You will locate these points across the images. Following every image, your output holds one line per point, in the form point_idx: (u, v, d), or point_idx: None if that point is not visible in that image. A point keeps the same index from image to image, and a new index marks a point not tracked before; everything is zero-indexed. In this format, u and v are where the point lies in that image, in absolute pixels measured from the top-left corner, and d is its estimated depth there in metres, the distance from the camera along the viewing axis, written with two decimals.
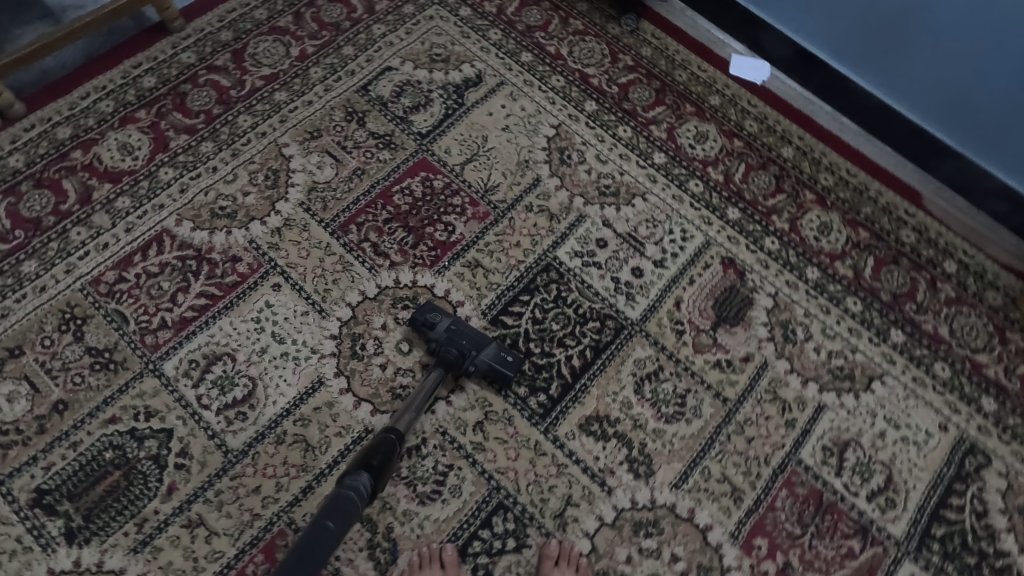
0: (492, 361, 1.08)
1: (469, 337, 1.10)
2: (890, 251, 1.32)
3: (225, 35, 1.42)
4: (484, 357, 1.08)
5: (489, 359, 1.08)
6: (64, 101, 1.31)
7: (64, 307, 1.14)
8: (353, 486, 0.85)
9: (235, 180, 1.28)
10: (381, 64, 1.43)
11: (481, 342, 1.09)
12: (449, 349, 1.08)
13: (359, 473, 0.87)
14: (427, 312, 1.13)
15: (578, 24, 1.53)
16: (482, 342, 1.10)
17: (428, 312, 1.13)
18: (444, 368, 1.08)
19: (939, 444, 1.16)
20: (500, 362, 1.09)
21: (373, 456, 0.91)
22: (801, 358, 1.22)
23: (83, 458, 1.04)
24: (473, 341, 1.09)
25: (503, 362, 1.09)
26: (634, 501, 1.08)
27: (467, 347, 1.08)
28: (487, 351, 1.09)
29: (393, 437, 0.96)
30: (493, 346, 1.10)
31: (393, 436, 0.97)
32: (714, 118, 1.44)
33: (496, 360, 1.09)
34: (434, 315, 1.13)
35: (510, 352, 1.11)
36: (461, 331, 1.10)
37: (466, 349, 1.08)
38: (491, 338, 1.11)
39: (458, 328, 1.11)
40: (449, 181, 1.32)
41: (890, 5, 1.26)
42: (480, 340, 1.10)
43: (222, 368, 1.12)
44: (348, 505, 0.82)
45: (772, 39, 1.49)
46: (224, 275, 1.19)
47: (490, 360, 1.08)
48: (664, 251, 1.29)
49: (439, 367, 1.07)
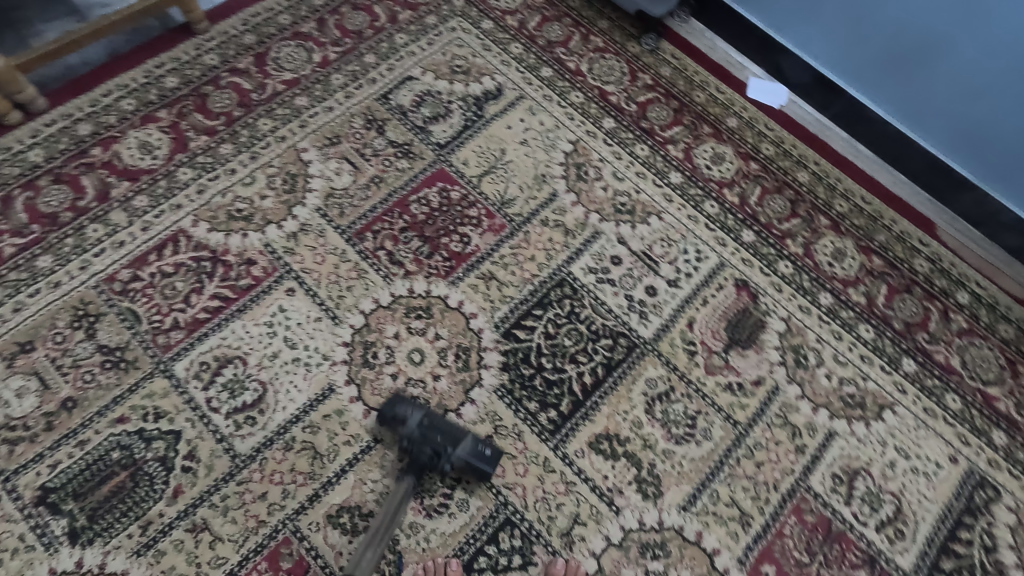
0: (469, 457, 1.02)
1: (444, 433, 1.03)
2: (903, 280, 1.32)
3: (249, 39, 1.43)
4: (460, 454, 1.02)
5: (465, 455, 1.02)
6: (86, 98, 1.31)
7: (78, 304, 1.13)
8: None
9: (253, 182, 1.28)
10: (402, 73, 1.44)
11: (456, 438, 1.03)
12: (421, 449, 1.01)
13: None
14: (397, 407, 1.06)
15: (598, 41, 1.54)
16: (457, 438, 1.03)
17: (398, 406, 1.06)
18: (416, 473, 1.01)
19: (949, 476, 1.15)
20: (477, 456, 1.03)
21: None
22: (813, 383, 1.21)
23: (89, 457, 1.03)
24: (448, 436, 1.03)
25: (480, 457, 1.03)
26: (641, 522, 1.07)
27: (442, 445, 1.01)
28: (462, 447, 1.02)
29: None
30: (469, 440, 1.04)
31: None
32: (731, 141, 1.45)
33: (472, 456, 1.03)
34: (406, 409, 1.06)
35: (488, 445, 1.05)
36: (434, 427, 1.03)
37: (441, 447, 1.01)
38: (465, 432, 1.05)
39: (430, 423, 1.04)
40: (466, 193, 1.32)
41: (915, 35, 1.27)
42: (455, 435, 1.03)
43: (233, 371, 1.11)
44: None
45: (793, 65, 1.50)
46: (238, 278, 1.19)
47: (468, 455, 1.03)
48: (678, 271, 1.29)
49: (410, 475, 1.00)
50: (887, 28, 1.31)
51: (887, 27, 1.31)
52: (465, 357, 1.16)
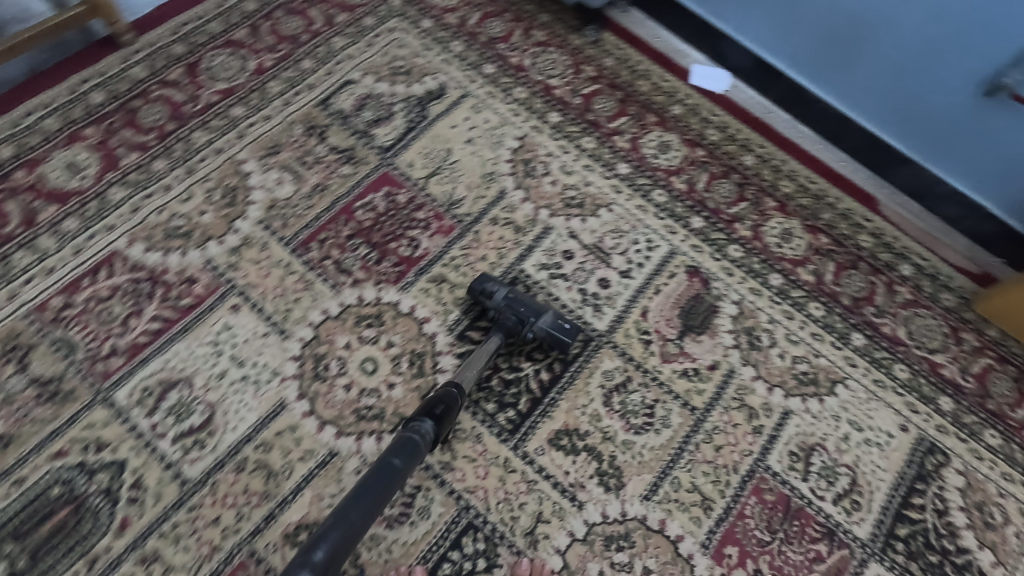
0: (550, 328, 1.12)
1: (528, 303, 1.14)
2: (849, 256, 1.35)
3: (179, 49, 1.38)
4: (541, 325, 1.12)
5: (546, 326, 1.12)
6: (6, 119, 1.25)
7: (8, 336, 1.08)
8: (416, 431, 0.92)
9: (190, 198, 1.24)
10: (341, 77, 1.41)
11: (539, 310, 1.13)
12: (507, 316, 1.13)
13: (423, 420, 0.93)
14: (486, 281, 1.17)
15: (540, 35, 1.53)
16: (540, 310, 1.13)
17: (486, 282, 1.17)
18: (504, 334, 1.13)
19: (901, 445, 1.18)
20: (557, 328, 1.12)
21: (437, 405, 0.97)
22: (767, 364, 1.23)
23: (28, 495, 0.99)
24: (531, 308, 1.13)
25: (561, 328, 1.11)
26: (604, 515, 1.08)
27: (526, 313, 1.12)
28: (544, 318, 1.12)
29: (456, 388, 1.00)
30: (551, 313, 1.14)
31: (455, 388, 1.01)
32: (677, 128, 1.46)
33: (554, 328, 1.12)
34: (493, 284, 1.17)
35: (567, 320, 1.14)
36: (519, 299, 1.14)
37: (525, 315, 1.12)
38: (548, 306, 1.15)
39: (515, 295, 1.15)
40: (413, 196, 1.30)
41: (844, 16, 1.30)
42: (538, 307, 1.13)
43: (178, 395, 1.08)
44: (410, 449, 0.89)
45: (734, 50, 1.52)
46: (179, 297, 1.15)
47: (549, 326, 1.12)
48: (630, 261, 1.29)
49: (499, 333, 1.12)
50: (818, 10, 1.33)
51: (818, 10, 1.33)
52: (420, 363, 1.15)
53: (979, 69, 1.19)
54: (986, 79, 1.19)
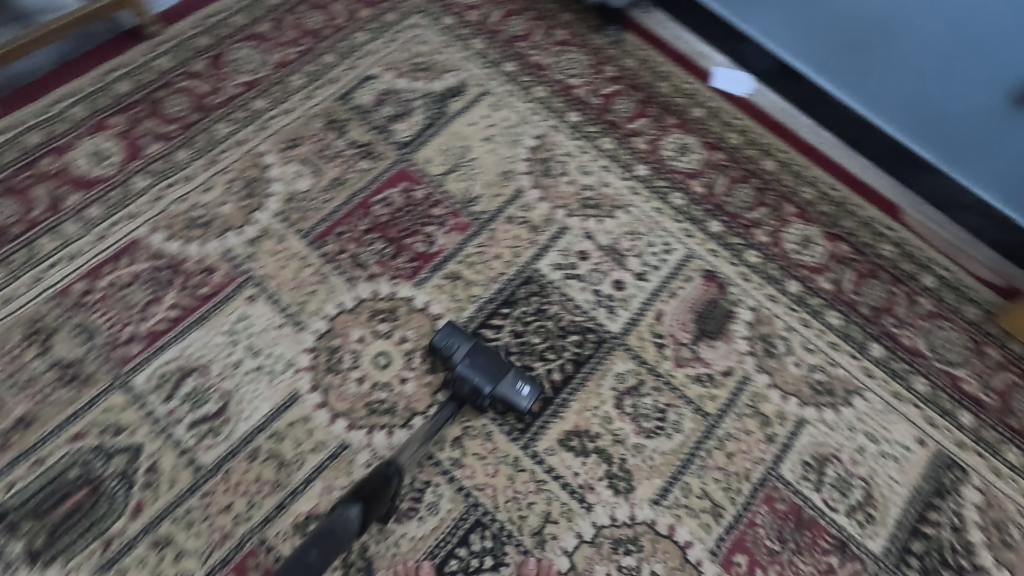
0: (506, 394, 1.06)
1: (484, 369, 1.06)
2: (869, 265, 1.33)
3: (204, 41, 1.40)
4: (497, 391, 1.06)
5: (502, 392, 1.06)
6: (35, 106, 1.28)
7: (31, 319, 1.11)
8: (341, 518, 0.86)
9: (211, 189, 1.25)
10: (362, 72, 1.42)
11: (497, 376, 1.06)
12: (462, 384, 1.06)
13: (351, 505, 0.87)
14: (447, 338, 1.09)
15: (561, 34, 1.53)
16: (498, 376, 1.06)
17: (447, 337, 1.09)
18: (458, 402, 1.07)
19: (918, 459, 1.16)
20: (515, 394, 1.07)
21: (367, 486, 0.91)
22: (782, 372, 1.22)
23: (47, 475, 1.01)
24: (488, 375, 1.06)
25: (517, 395, 1.06)
26: (613, 518, 1.07)
27: (481, 382, 1.05)
28: (501, 385, 1.06)
29: (392, 469, 0.94)
30: (510, 376, 1.07)
31: (392, 468, 0.94)
32: (697, 131, 1.44)
33: (509, 394, 1.06)
34: (454, 340, 1.09)
35: (527, 381, 1.08)
36: (476, 363, 1.07)
37: (479, 386, 1.05)
38: (508, 366, 1.08)
39: (472, 360, 1.07)
40: (430, 192, 1.30)
41: (870, 18, 1.28)
42: (495, 373, 1.06)
43: (195, 382, 1.09)
44: (332, 540, 0.83)
45: (756, 53, 1.50)
46: (197, 286, 1.16)
47: (506, 393, 1.06)
48: (646, 264, 1.28)
49: (452, 403, 1.06)
50: (843, 12, 1.31)
51: (843, 12, 1.31)
52: (432, 359, 1.15)
53: (1011, 76, 1.17)
54: (1016, 86, 1.17)
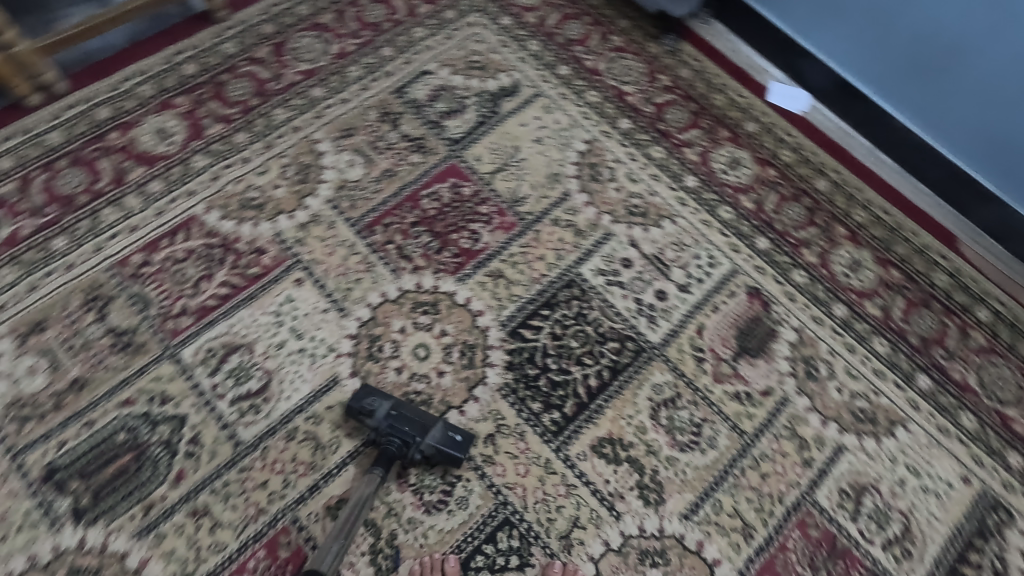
0: (439, 445, 1.01)
1: (412, 421, 1.01)
2: (921, 294, 1.29)
3: (268, 28, 1.43)
4: (429, 442, 1.01)
5: (435, 443, 1.01)
6: (107, 82, 1.33)
7: (90, 286, 1.15)
8: None
9: (266, 172, 1.28)
10: (419, 67, 1.43)
11: (425, 426, 1.01)
12: (390, 441, 1.00)
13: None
14: (364, 398, 1.04)
15: (618, 40, 1.53)
16: (427, 425, 1.01)
17: (365, 398, 1.04)
18: (385, 465, 1.00)
19: (961, 497, 1.13)
20: (448, 442, 1.02)
21: None
22: (823, 396, 1.19)
23: (96, 437, 1.04)
24: (416, 425, 1.01)
25: (451, 442, 1.01)
26: (641, 529, 1.06)
27: (411, 433, 1.00)
28: (432, 434, 1.01)
29: None
30: (441, 426, 1.03)
31: None
32: (749, 146, 1.42)
33: (443, 443, 1.01)
34: (374, 400, 1.04)
35: (458, 428, 1.03)
36: (402, 417, 1.02)
37: (409, 437, 1.00)
38: (437, 417, 1.04)
39: (399, 413, 1.02)
40: (478, 189, 1.31)
41: (943, 38, 1.25)
42: (425, 423, 1.01)
43: (239, 359, 1.12)
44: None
45: (815, 70, 1.48)
46: (248, 266, 1.19)
47: (439, 443, 1.01)
48: (690, 276, 1.27)
49: (377, 468, 1.00)
50: (914, 31, 1.28)
51: (914, 31, 1.28)
52: (470, 355, 1.16)
53: None
54: None
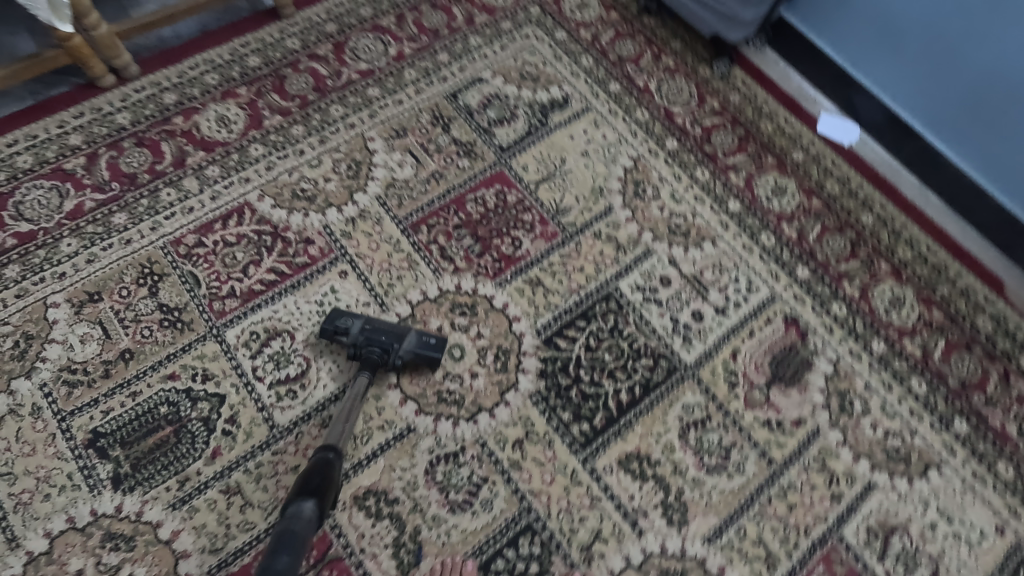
0: (416, 348, 1.09)
1: (387, 332, 1.09)
2: (963, 336, 1.27)
3: (330, 27, 1.48)
4: (407, 348, 1.09)
5: (412, 348, 1.08)
6: (175, 68, 1.38)
7: (145, 262, 1.19)
8: (296, 518, 0.79)
9: (320, 165, 1.32)
10: (473, 74, 1.47)
11: (400, 334, 1.09)
12: (370, 349, 1.07)
13: (303, 499, 0.82)
14: (336, 318, 1.10)
15: (670, 61, 1.54)
16: (402, 334, 1.09)
17: (338, 318, 1.10)
18: (371, 369, 1.06)
19: (993, 547, 1.10)
20: (424, 346, 1.10)
21: (311, 478, 0.86)
22: (856, 432, 1.17)
23: (139, 408, 1.07)
24: (392, 334, 1.09)
25: (427, 344, 1.09)
26: (663, 548, 1.06)
27: (389, 342, 1.07)
28: (407, 340, 1.09)
29: (331, 453, 0.92)
30: (415, 334, 1.10)
31: (332, 451, 0.93)
32: (795, 174, 1.42)
33: (420, 346, 1.09)
34: (346, 319, 1.10)
35: (431, 334, 1.12)
36: (377, 329, 1.09)
37: (387, 343, 1.07)
38: (409, 327, 1.11)
39: (372, 326, 1.09)
40: (522, 197, 1.33)
41: (1002, 82, 1.24)
42: (399, 332, 1.09)
43: (280, 344, 1.15)
44: (294, 543, 0.76)
45: (867, 103, 1.48)
46: (295, 254, 1.23)
47: (415, 346, 1.09)
48: (728, 299, 1.27)
49: (365, 369, 1.06)
50: (973, 73, 1.27)
51: (973, 73, 1.27)
52: (504, 359, 1.17)
53: None
54: None
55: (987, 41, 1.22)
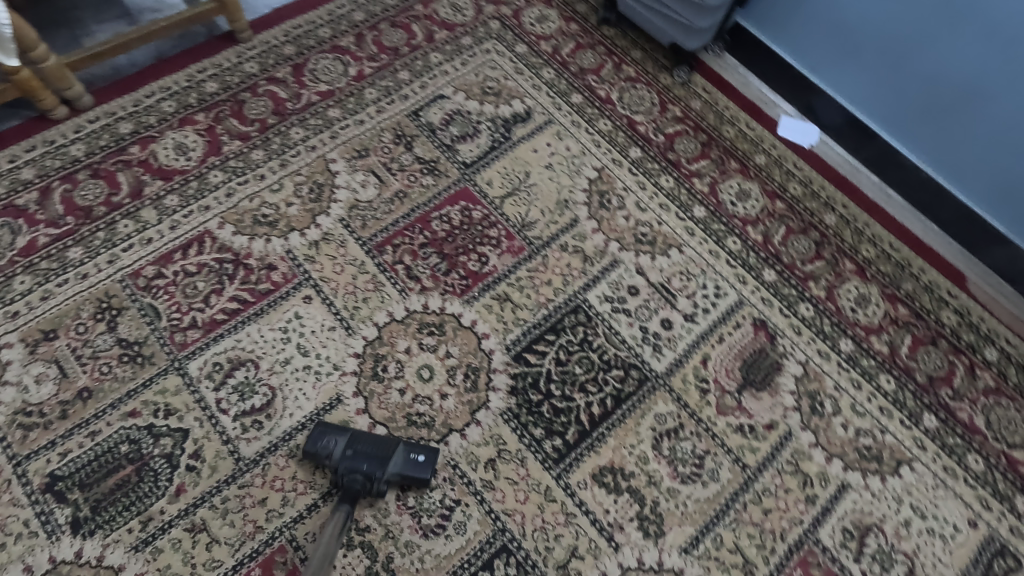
0: (402, 470, 1.02)
1: (371, 454, 1.01)
2: (928, 331, 1.29)
3: (289, 49, 1.47)
4: (392, 470, 1.02)
5: (398, 470, 1.02)
6: (130, 97, 1.36)
7: (102, 296, 1.16)
8: None
9: (281, 189, 1.31)
10: (434, 91, 1.46)
11: (385, 457, 1.02)
12: (353, 477, 1.00)
13: None
14: (321, 436, 1.04)
15: (630, 70, 1.55)
16: (386, 456, 1.02)
17: (321, 438, 1.03)
18: (351, 501, 0.98)
19: (967, 541, 1.11)
20: (411, 465, 1.03)
21: None
22: (828, 432, 1.18)
23: (99, 448, 1.05)
24: (375, 458, 1.01)
25: (414, 465, 1.03)
26: (640, 561, 1.05)
27: (372, 468, 1.00)
28: (392, 464, 1.02)
29: None
30: (401, 452, 1.03)
31: None
32: (758, 178, 1.43)
33: (406, 467, 1.02)
34: (330, 437, 1.04)
35: (420, 450, 1.05)
36: (360, 452, 1.02)
37: (370, 471, 1.00)
38: (396, 442, 1.04)
39: (355, 449, 1.02)
40: (487, 213, 1.33)
41: (957, 80, 1.26)
42: (382, 455, 1.02)
43: (245, 374, 1.13)
44: None
45: (826, 106, 1.50)
46: (258, 281, 1.21)
47: (402, 469, 1.02)
48: (696, 305, 1.28)
49: (346, 503, 0.97)
50: (928, 74, 1.29)
51: (926, 74, 1.30)
52: (474, 377, 1.16)
53: None
54: None
55: (940, 41, 1.24)
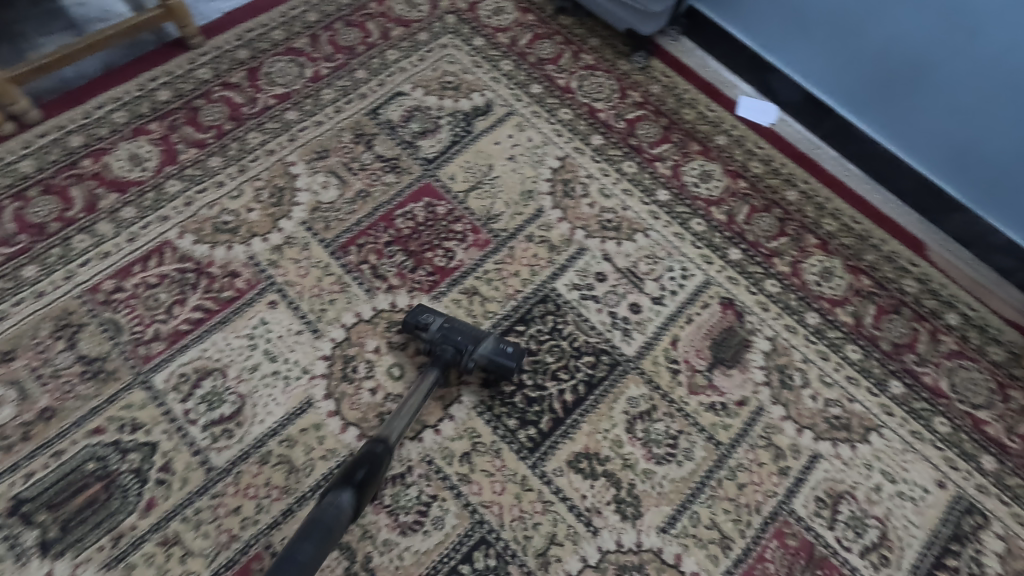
0: (491, 354, 1.08)
1: (466, 331, 1.09)
2: (891, 300, 1.31)
3: (242, 53, 1.45)
4: (482, 351, 1.08)
5: (488, 352, 1.08)
6: (80, 110, 1.33)
7: (60, 314, 1.14)
8: (333, 505, 0.82)
9: (240, 195, 1.29)
10: (392, 89, 1.45)
11: (477, 337, 1.09)
12: (445, 347, 1.08)
13: (342, 492, 0.84)
14: (420, 312, 1.11)
15: (589, 59, 1.56)
16: (479, 337, 1.09)
17: (421, 313, 1.11)
18: (441, 367, 1.08)
19: (936, 502, 1.13)
20: (500, 353, 1.09)
21: (358, 469, 0.89)
22: (798, 405, 1.20)
23: (64, 468, 1.03)
24: (469, 336, 1.09)
25: (502, 353, 1.08)
26: (619, 544, 1.06)
27: (463, 343, 1.08)
28: (484, 344, 1.08)
29: (381, 447, 0.94)
30: (492, 338, 1.10)
31: (381, 446, 0.94)
32: (720, 158, 1.45)
33: (495, 353, 1.08)
34: (428, 312, 1.12)
35: (510, 343, 1.11)
36: (455, 328, 1.09)
37: (463, 345, 1.08)
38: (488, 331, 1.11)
39: (452, 324, 1.10)
40: (452, 208, 1.33)
41: (905, 50, 1.27)
42: (476, 334, 1.09)
43: (212, 383, 1.11)
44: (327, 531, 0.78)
45: (782, 84, 1.52)
46: (221, 289, 1.19)
47: (490, 352, 1.08)
48: (663, 288, 1.29)
49: (436, 368, 1.08)
50: (877, 45, 1.31)
51: (875, 46, 1.31)
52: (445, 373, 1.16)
53: None
54: None
55: (887, 12, 1.26)
